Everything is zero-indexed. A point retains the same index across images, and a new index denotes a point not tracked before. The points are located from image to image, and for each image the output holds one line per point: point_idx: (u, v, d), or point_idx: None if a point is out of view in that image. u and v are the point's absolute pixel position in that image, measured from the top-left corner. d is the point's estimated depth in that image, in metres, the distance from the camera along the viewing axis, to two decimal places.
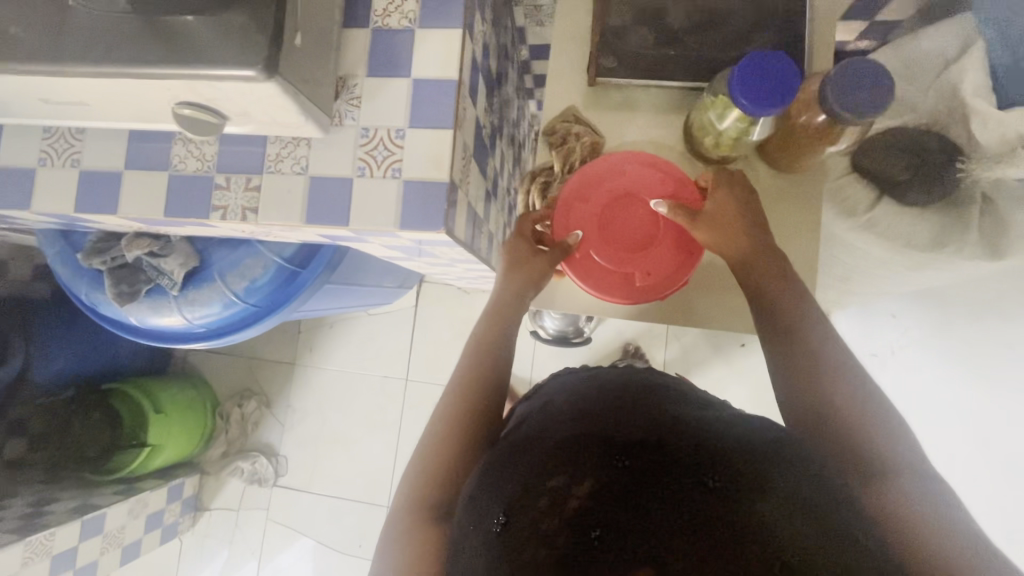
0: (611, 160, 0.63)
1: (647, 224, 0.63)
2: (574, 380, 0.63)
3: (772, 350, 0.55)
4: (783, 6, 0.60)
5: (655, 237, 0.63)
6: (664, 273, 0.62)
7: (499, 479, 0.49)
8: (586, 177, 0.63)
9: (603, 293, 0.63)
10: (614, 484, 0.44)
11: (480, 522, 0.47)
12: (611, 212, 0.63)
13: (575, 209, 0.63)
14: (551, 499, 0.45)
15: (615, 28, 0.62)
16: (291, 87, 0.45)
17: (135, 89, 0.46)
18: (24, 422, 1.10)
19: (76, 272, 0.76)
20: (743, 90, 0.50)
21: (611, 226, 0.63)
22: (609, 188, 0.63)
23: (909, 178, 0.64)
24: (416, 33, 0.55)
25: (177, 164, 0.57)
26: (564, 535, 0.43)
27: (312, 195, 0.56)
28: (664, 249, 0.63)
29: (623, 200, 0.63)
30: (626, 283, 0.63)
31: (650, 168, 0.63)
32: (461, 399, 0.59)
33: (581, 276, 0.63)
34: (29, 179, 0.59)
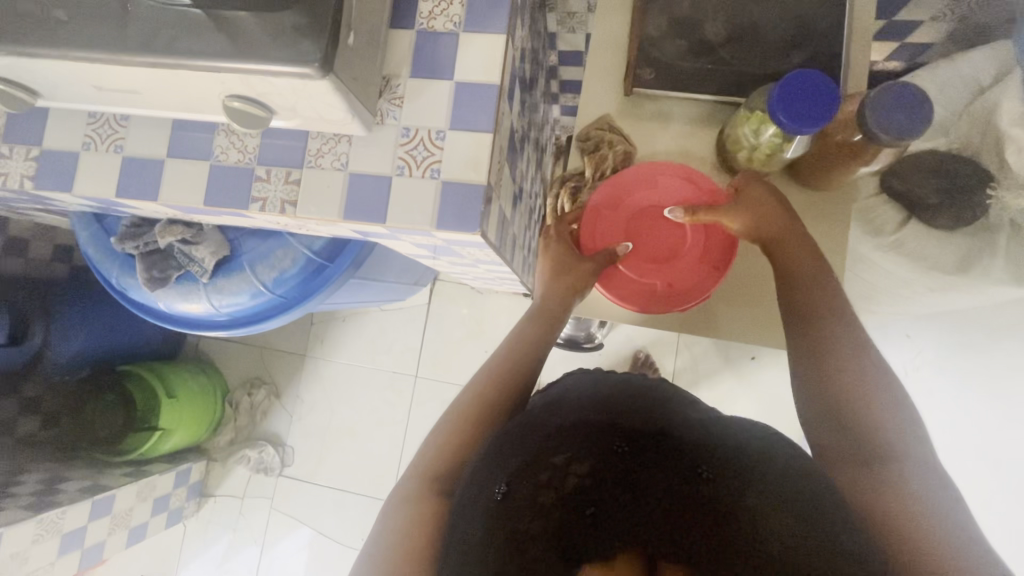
0: (647, 169, 0.64)
1: (672, 236, 0.65)
2: (581, 379, 0.63)
3: (798, 352, 0.55)
4: (823, 24, 0.61)
5: (681, 248, 0.64)
6: (686, 284, 0.63)
7: (503, 449, 0.49)
8: (617, 185, 0.64)
9: (625, 302, 0.65)
10: (613, 466, 0.46)
11: (482, 490, 0.46)
12: (638, 222, 0.65)
13: (603, 217, 0.65)
14: (551, 475, 0.46)
15: (655, 40, 0.63)
16: (342, 84, 0.47)
17: (190, 80, 0.47)
18: (38, 399, 1.13)
19: (109, 255, 0.77)
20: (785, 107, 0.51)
21: (638, 236, 0.65)
22: (638, 198, 0.65)
23: (939, 202, 0.65)
24: (460, 36, 0.56)
25: (218, 155, 0.58)
26: (558, 510, 0.43)
27: (350, 191, 0.57)
28: (687, 262, 0.64)
29: (652, 210, 0.65)
30: (649, 292, 0.64)
31: (683, 180, 0.63)
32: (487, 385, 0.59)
33: (606, 287, 0.65)
34: (72, 163, 0.60)
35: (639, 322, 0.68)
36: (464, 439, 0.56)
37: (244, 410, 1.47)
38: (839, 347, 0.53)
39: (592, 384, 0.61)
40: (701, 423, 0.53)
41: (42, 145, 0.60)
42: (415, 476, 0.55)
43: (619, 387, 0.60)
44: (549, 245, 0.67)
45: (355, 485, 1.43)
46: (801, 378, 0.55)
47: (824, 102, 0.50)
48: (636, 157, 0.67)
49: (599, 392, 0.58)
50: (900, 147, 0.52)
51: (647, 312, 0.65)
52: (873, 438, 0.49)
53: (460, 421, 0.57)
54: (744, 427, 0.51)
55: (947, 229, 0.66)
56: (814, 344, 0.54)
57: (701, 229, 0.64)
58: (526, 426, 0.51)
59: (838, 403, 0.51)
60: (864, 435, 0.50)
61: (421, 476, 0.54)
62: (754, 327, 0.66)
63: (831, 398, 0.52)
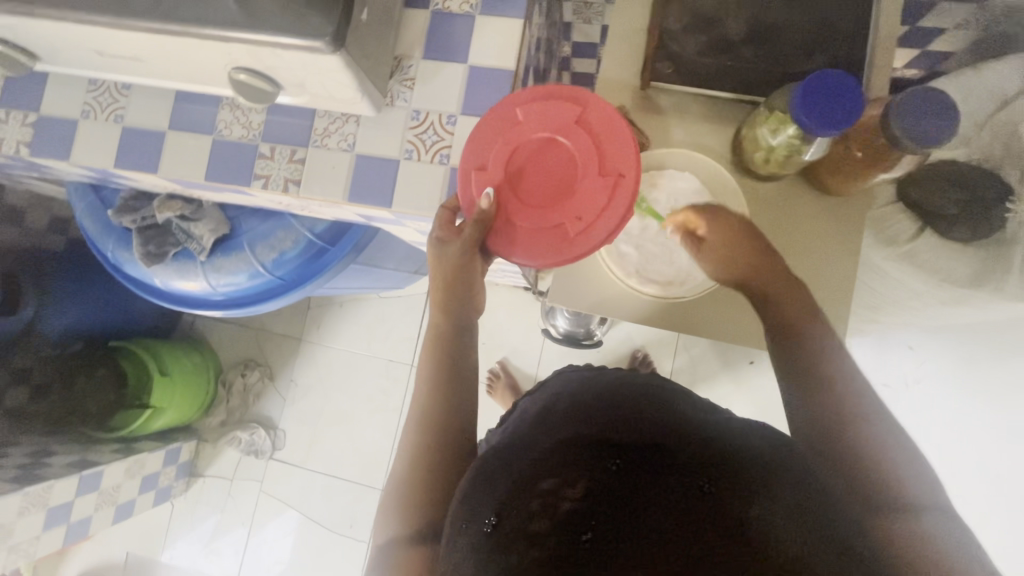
0: (500, 108, 0.52)
1: (562, 162, 0.51)
2: (573, 377, 0.63)
3: (788, 385, 0.56)
4: (848, 24, 0.59)
5: (577, 171, 0.50)
6: (598, 212, 0.50)
7: (494, 478, 0.48)
8: (475, 138, 0.52)
9: (535, 262, 0.51)
10: (608, 486, 0.44)
11: (472, 521, 0.46)
12: (519, 160, 0.51)
13: (474, 177, 0.52)
14: (543, 503, 0.44)
15: (675, 34, 0.61)
16: (352, 61, 0.45)
17: (195, 50, 0.45)
18: (28, 371, 1.07)
19: (104, 228, 0.75)
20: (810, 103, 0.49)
21: (523, 178, 0.51)
22: (507, 137, 0.51)
23: (956, 214, 0.63)
24: (476, 19, 0.54)
25: (222, 129, 0.57)
26: (554, 537, 0.42)
27: (356, 173, 0.56)
28: (592, 184, 0.50)
29: (531, 144, 0.51)
30: (558, 236, 0.51)
31: (546, 102, 0.51)
32: (457, 382, 0.60)
33: (506, 251, 0.52)
34: (70, 131, 0.59)
35: (646, 322, 0.65)
36: (447, 446, 0.57)
37: (237, 392, 1.46)
38: (830, 377, 0.55)
39: (586, 383, 0.59)
40: (701, 422, 0.51)
41: (40, 111, 0.59)
42: (406, 500, 0.56)
43: (613, 385, 0.57)
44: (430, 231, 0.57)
45: (346, 472, 1.42)
46: (792, 412, 0.55)
47: (847, 105, 0.48)
48: (650, 149, 0.63)
49: (592, 394, 0.55)
50: (922, 154, 0.51)
51: (566, 263, 0.51)
52: (866, 473, 0.50)
53: (444, 427, 0.57)
54: (739, 429, 0.50)
55: (963, 243, 0.64)
56: (806, 380, 0.55)
57: (589, 139, 0.50)
58: (512, 450, 0.50)
59: (827, 440, 0.52)
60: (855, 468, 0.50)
61: (413, 500, 0.55)
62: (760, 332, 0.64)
63: (822, 437, 0.52)
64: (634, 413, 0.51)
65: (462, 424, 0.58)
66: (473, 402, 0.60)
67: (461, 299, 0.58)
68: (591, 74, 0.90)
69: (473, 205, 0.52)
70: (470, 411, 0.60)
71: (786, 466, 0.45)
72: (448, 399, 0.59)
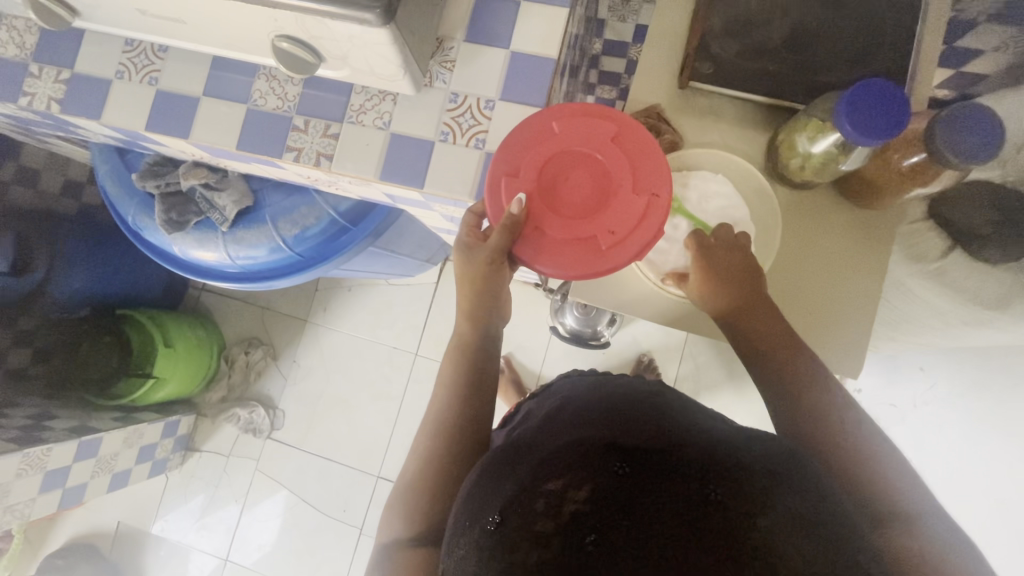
0: (537, 118, 0.51)
1: (596, 176, 0.50)
2: (581, 381, 0.61)
3: (777, 405, 0.54)
4: (893, 35, 0.59)
5: (611, 186, 0.50)
6: (632, 227, 0.50)
7: (499, 477, 0.45)
8: (509, 145, 0.51)
9: (563, 273, 0.51)
10: (616, 492, 0.40)
11: (476, 520, 0.43)
12: (552, 171, 0.51)
13: (505, 184, 0.51)
14: (547, 504, 0.41)
15: (716, 34, 0.61)
16: (399, 35, 0.44)
17: (241, 16, 0.45)
18: (32, 334, 1.10)
19: (126, 192, 0.75)
20: (845, 125, 0.49)
21: (556, 188, 0.51)
22: (542, 147, 0.51)
23: (991, 234, 0.62)
24: (520, 5, 0.54)
25: (257, 99, 0.57)
26: (558, 539, 0.39)
27: (389, 151, 0.56)
28: (625, 200, 0.50)
29: (566, 156, 0.51)
30: (589, 249, 0.51)
31: (585, 118, 0.51)
32: (475, 368, 0.60)
33: (535, 260, 0.51)
34: (103, 90, 0.58)
35: (665, 323, 0.66)
36: (462, 435, 0.57)
37: (240, 368, 1.45)
38: (812, 396, 0.53)
39: (593, 386, 0.57)
40: (710, 427, 0.48)
41: (74, 69, 0.58)
42: (420, 485, 0.56)
43: (620, 388, 0.55)
44: (456, 240, 0.57)
45: (342, 457, 1.42)
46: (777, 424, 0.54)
47: (892, 117, 0.48)
48: (683, 149, 0.63)
49: (599, 396, 0.53)
50: (963, 171, 0.51)
51: (594, 276, 0.51)
52: (856, 478, 0.50)
53: (461, 414, 0.58)
54: (749, 434, 0.47)
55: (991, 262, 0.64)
56: (801, 398, 0.53)
57: (623, 156, 0.50)
58: (520, 448, 0.48)
59: (820, 451, 0.51)
60: (852, 471, 0.50)
61: (427, 487, 0.55)
62: None
63: (818, 449, 0.51)
64: (643, 418, 0.48)
65: (479, 409, 0.59)
66: (490, 392, 0.61)
67: (488, 302, 0.59)
68: (621, 73, 0.89)
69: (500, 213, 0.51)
70: (485, 398, 0.60)
71: (791, 473, 0.42)
72: (465, 384, 0.60)
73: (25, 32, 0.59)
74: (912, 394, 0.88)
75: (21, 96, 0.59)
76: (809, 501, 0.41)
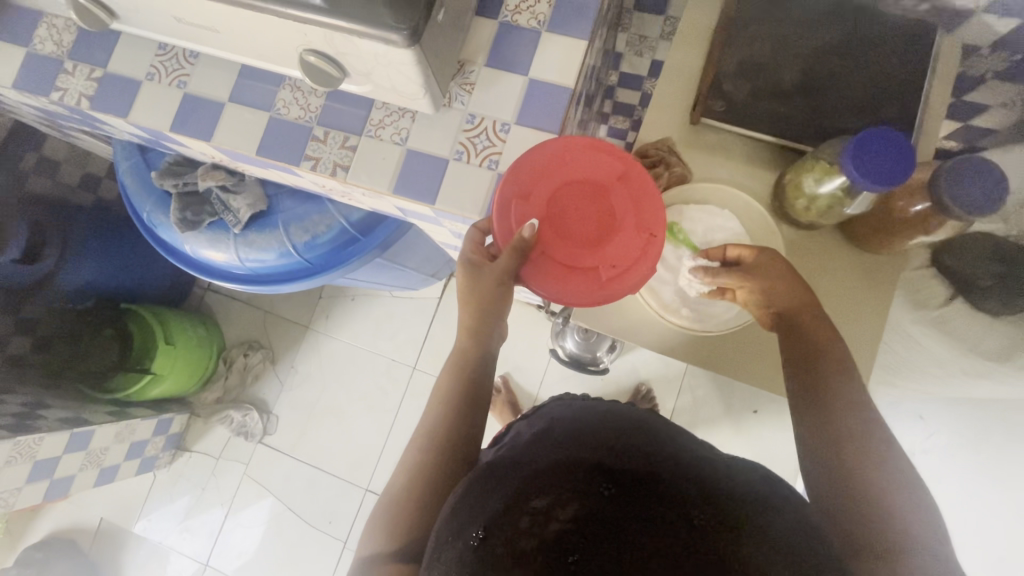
0: (548, 146, 0.52)
1: (602, 209, 0.52)
2: (571, 403, 0.61)
3: (806, 441, 0.52)
4: (904, 85, 0.60)
5: (616, 220, 0.52)
6: (632, 262, 0.52)
7: (485, 490, 0.45)
8: (520, 170, 0.52)
9: (565, 301, 0.52)
10: (600, 514, 0.40)
11: (459, 534, 0.42)
12: (561, 200, 0.52)
13: (515, 208, 0.52)
14: (532, 520, 0.41)
15: (729, 74, 0.63)
16: (423, 57, 0.46)
17: (273, 29, 0.46)
18: (35, 322, 1.12)
19: (144, 188, 0.76)
20: (882, 186, 0.50)
21: (563, 218, 0.52)
22: (552, 176, 0.52)
23: (992, 285, 0.63)
24: (541, 35, 0.56)
25: (280, 108, 0.59)
26: (541, 557, 0.39)
27: (404, 166, 0.57)
28: (627, 236, 0.52)
29: (575, 188, 0.52)
30: (591, 279, 0.52)
31: (594, 153, 0.52)
32: (475, 385, 0.60)
33: (540, 285, 0.52)
34: (133, 90, 0.60)
35: (666, 352, 0.66)
36: (455, 451, 0.57)
37: (237, 371, 1.45)
38: (840, 422, 0.51)
39: (583, 407, 0.57)
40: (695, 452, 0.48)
41: (107, 68, 0.60)
42: (409, 501, 0.55)
43: (610, 410, 0.55)
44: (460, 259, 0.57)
45: (332, 467, 1.40)
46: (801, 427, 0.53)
47: (898, 163, 0.49)
48: (691, 182, 0.64)
49: (589, 416, 0.53)
50: (965, 222, 0.51)
51: (594, 305, 0.53)
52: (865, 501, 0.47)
53: (455, 431, 0.58)
54: (735, 461, 0.47)
55: (994, 314, 0.65)
56: (821, 405, 0.53)
57: (629, 193, 0.52)
58: (508, 462, 0.48)
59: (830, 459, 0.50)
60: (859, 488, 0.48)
61: (416, 502, 0.55)
62: (768, 379, 0.64)
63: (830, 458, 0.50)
64: (632, 441, 0.48)
65: (473, 426, 0.59)
66: (485, 410, 0.61)
67: (491, 320, 0.59)
68: (635, 105, 0.90)
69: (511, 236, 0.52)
70: (480, 417, 0.60)
71: (772, 501, 0.42)
72: (462, 400, 0.60)
73: (63, 31, 0.61)
74: (909, 443, 0.88)
75: (53, 90, 0.61)
76: (799, 540, 0.40)
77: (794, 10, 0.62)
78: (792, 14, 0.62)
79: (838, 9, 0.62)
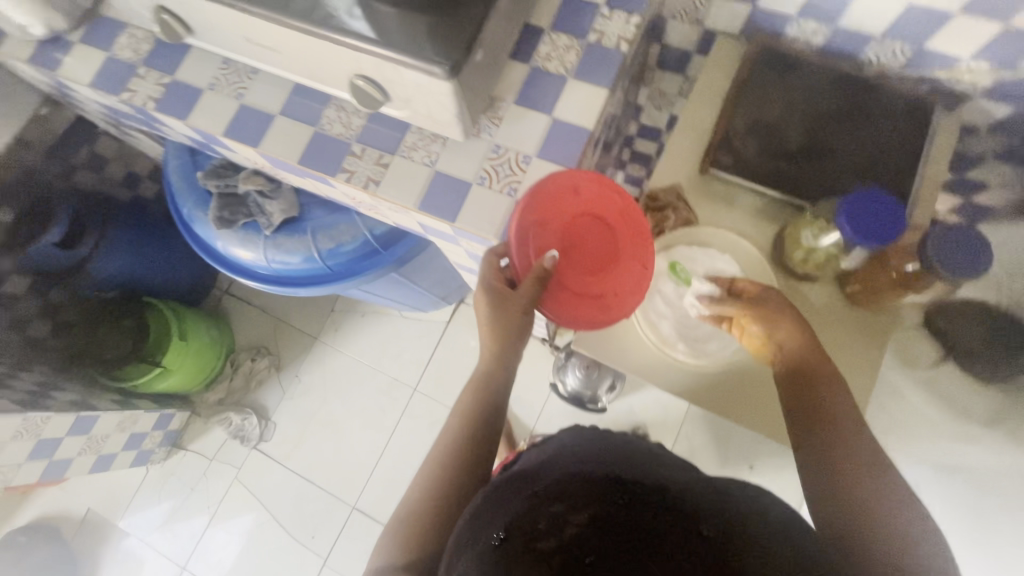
0: (561, 175, 0.56)
1: (607, 241, 0.58)
2: (575, 438, 0.62)
3: (819, 482, 0.50)
4: (902, 155, 0.64)
5: (618, 253, 0.58)
6: (634, 290, 0.58)
7: (501, 500, 0.45)
8: (537, 199, 0.55)
9: (574, 325, 0.57)
10: (611, 518, 0.41)
11: (478, 537, 0.42)
12: (572, 232, 0.57)
13: (532, 236, 0.56)
14: (550, 523, 0.41)
15: (739, 132, 0.68)
16: (459, 89, 0.51)
17: (330, 55, 0.52)
18: (58, 307, 1.13)
19: (188, 187, 0.82)
20: (874, 241, 0.53)
21: (573, 248, 0.58)
22: (565, 207, 0.57)
23: (983, 351, 0.65)
24: (567, 81, 0.62)
25: (324, 124, 0.64)
26: (558, 557, 0.39)
27: (431, 186, 0.62)
28: (628, 267, 0.58)
29: (584, 221, 0.58)
30: (598, 306, 0.57)
31: (602, 187, 0.57)
32: (490, 411, 0.61)
33: (553, 310, 0.57)
34: (194, 97, 0.66)
35: (661, 386, 0.68)
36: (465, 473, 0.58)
37: (242, 374, 1.48)
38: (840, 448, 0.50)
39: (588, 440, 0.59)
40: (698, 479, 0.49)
41: (174, 76, 0.67)
42: (414, 522, 0.55)
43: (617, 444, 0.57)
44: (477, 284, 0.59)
45: (322, 480, 1.41)
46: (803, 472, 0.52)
47: (891, 221, 0.53)
48: (696, 226, 0.69)
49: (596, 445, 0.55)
50: (953, 284, 0.54)
51: (599, 329, 0.58)
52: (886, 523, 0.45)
53: (466, 453, 0.59)
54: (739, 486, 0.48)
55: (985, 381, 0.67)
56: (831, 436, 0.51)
57: (630, 228, 0.58)
58: (521, 479, 0.49)
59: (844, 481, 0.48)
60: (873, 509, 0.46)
61: (421, 524, 0.55)
62: (759, 422, 0.66)
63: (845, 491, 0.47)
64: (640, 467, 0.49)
65: (483, 448, 0.60)
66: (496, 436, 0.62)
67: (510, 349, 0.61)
68: (651, 155, 0.96)
69: (528, 263, 0.56)
70: (489, 442, 0.61)
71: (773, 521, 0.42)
72: (474, 425, 0.61)
73: (142, 41, 0.68)
74: None
75: (124, 91, 0.67)
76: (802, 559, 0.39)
77: (801, 80, 0.67)
78: (800, 83, 0.67)
79: (844, 82, 0.67)
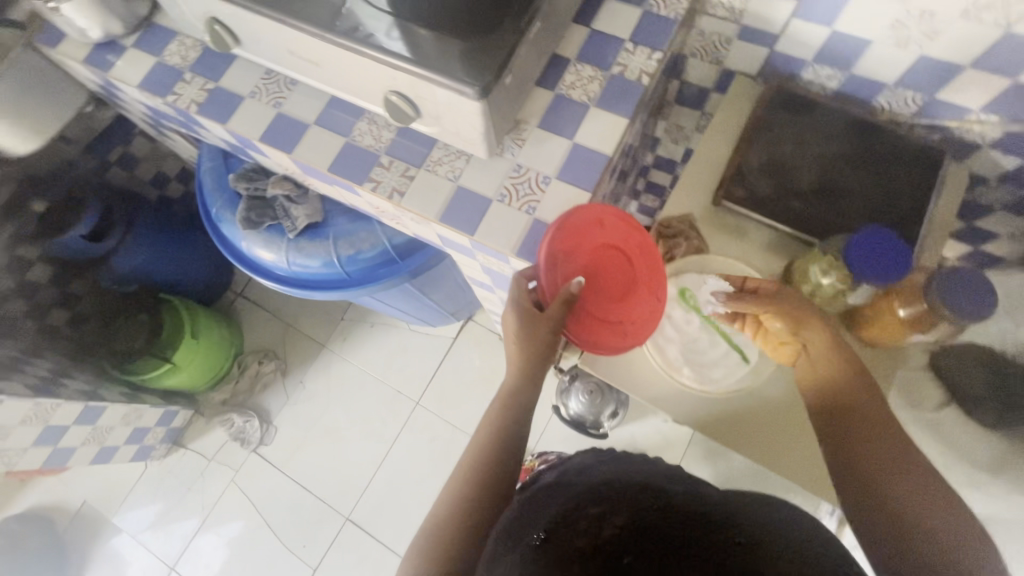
0: (588, 209, 0.58)
1: (626, 272, 0.61)
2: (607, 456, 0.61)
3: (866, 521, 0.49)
4: (911, 198, 0.66)
5: (634, 284, 0.61)
6: (651, 319, 0.60)
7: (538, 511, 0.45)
8: (566, 229, 0.57)
9: (593, 351, 0.59)
10: (646, 520, 0.40)
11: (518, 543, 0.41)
12: (595, 262, 0.60)
13: (560, 264, 0.58)
14: (585, 527, 0.40)
15: (753, 167, 0.70)
16: (487, 109, 0.54)
17: (368, 71, 0.56)
18: (78, 298, 1.18)
19: (219, 189, 0.85)
20: (877, 280, 0.55)
21: (595, 276, 0.60)
22: (589, 238, 0.59)
23: (987, 395, 0.66)
24: (589, 109, 0.65)
25: (356, 136, 0.68)
26: (594, 558, 0.37)
27: (453, 199, 0.64)
28: (645, 297, 0.61)
29: (606, 252, 0.60)
30: (616, 333, 0.59)
31: (623, 223, 0.61)
32: (511, 431, 0.60)
33: (575, 333, 0.59)
34: (235, 104, 0.70)
35: (665, 409, 0.69)
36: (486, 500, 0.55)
37: (249, 376, 1.49)
38: (876, 477, 0.50)
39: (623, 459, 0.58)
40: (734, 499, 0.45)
41: (218, 83, 0.71)
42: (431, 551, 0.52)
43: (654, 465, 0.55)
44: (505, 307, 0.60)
45: (319, 489, 1.40)
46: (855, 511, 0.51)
47: (894, 263, 0.55)
48: (706, 254, 0.70)
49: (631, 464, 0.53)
50: (959, 325, 0.55)
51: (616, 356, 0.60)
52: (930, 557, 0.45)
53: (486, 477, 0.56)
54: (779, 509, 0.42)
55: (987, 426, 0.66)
56: (870, 469, 0.51)
57: (647, 261, 0.61)
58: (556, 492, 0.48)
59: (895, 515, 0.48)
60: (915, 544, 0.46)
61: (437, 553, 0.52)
62: (761, 452, 0.66)
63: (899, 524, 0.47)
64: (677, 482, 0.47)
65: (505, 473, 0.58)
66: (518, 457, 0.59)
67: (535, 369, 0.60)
68: (665, 186, 0.98)
69: (556, 289, 0.58)
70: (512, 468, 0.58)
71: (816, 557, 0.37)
72: (495, 447, 0.59)
73: (190, 49, 0.73)
74: None
75: (170, 94, 0.71)
76: None
77: (815, 122, 0.70)
78: (813, 124, 0.70)
79: (857, 125, 0.69)
